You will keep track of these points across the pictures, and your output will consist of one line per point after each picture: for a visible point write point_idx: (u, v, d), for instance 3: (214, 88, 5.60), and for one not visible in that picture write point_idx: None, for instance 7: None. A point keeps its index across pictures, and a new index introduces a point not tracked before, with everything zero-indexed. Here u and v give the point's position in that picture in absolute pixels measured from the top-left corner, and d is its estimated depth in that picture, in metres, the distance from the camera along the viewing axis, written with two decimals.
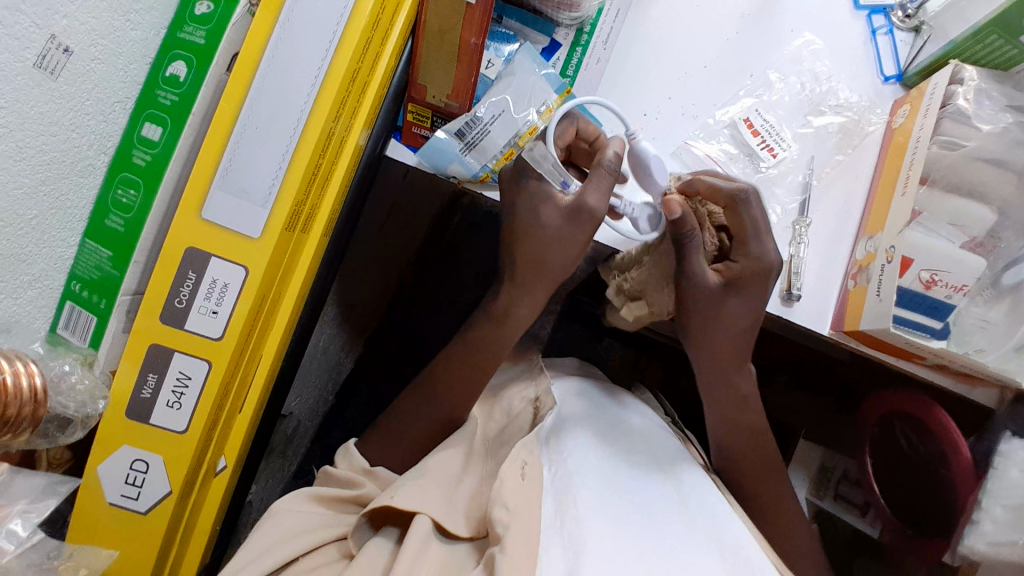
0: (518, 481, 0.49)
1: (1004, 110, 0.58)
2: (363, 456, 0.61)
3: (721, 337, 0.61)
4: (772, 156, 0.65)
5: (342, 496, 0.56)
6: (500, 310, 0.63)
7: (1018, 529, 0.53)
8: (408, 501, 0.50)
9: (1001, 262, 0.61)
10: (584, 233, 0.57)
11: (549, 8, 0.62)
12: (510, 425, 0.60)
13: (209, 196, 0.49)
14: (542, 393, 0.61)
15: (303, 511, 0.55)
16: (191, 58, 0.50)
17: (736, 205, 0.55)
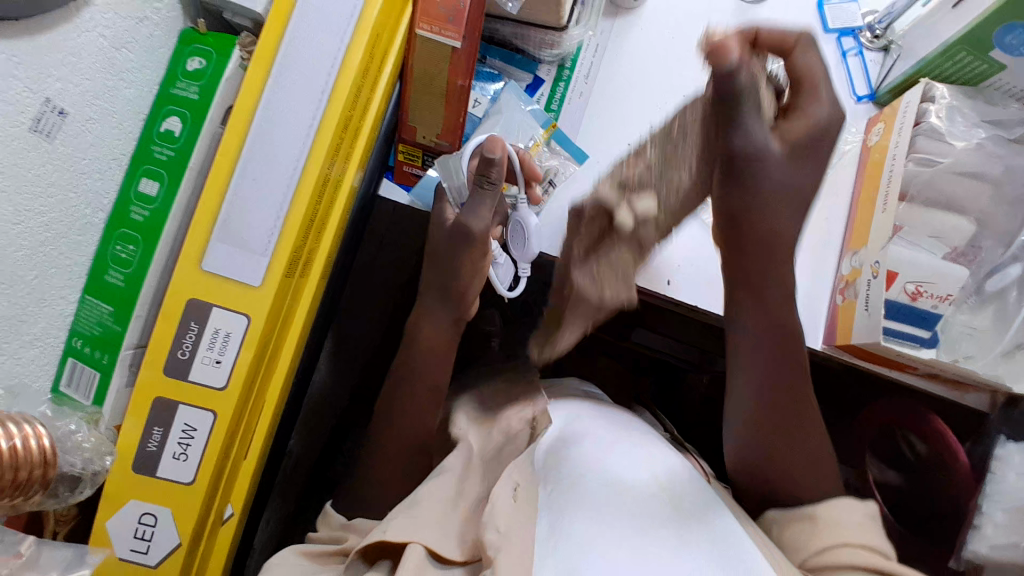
0: (510, 501, 0.49)
1: (977, 125, 0.59)
2: (340, 513, 0.60)
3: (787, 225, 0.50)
4: None
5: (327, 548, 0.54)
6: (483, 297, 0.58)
7: (1019, 532, 0.54)
8: (400, 534, 0.49)
9: (984, 269, 0.63)
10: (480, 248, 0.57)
11: (531, 46, 0.66)
12: (508, 444, 0.60)
13: (208, 249, 0.49)
14: (539, 413, 0.61)
15: (290, 562, 0.53)
16: (185, 113, 0.51)
17: (800, 49, 0.50)
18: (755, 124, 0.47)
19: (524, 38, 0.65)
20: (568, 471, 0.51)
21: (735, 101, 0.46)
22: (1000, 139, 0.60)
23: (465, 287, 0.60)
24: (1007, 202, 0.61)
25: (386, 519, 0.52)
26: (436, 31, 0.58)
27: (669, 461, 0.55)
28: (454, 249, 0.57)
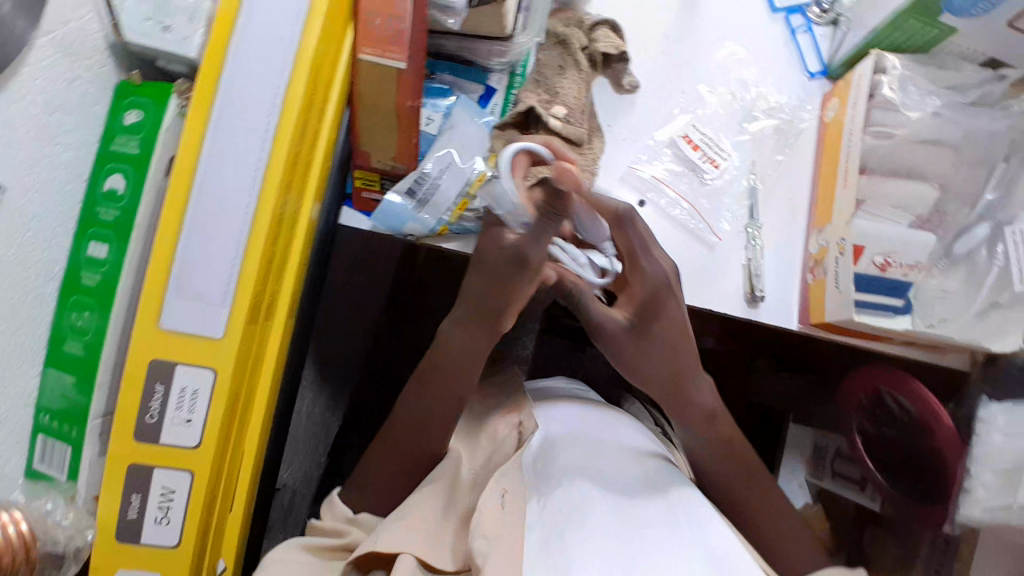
0: (497, 508, 0.49)
1: (930, 94, 0.59)
2: (346, 503, 0.60)
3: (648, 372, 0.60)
4: (715, 167, 0.66)
5: (332, 544, 0.55)
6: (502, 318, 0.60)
7: (1008, 493, 0.54)
8: (389, 543, 0.50)
9: (952, 232, 0.63)
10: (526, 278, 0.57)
11: (479, 56, 0.65)
12: (496, 453, 0.59)
13: (165, 307, 0.48)
14: (525, 415, 0.62)
15: (293, 559, 0.53)
16: (128, 168, 0.50)
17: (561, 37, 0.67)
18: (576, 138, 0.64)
19: (471, 50, 0.64)
20: (555, 476, 0.52)
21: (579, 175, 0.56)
22: (956, 104, 0.60)
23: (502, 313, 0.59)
24: (967, 165, 0.61)
25: (378, 529, 0.52)
26: (379, 54, 0.56)
27: (659, 468, 0.55)
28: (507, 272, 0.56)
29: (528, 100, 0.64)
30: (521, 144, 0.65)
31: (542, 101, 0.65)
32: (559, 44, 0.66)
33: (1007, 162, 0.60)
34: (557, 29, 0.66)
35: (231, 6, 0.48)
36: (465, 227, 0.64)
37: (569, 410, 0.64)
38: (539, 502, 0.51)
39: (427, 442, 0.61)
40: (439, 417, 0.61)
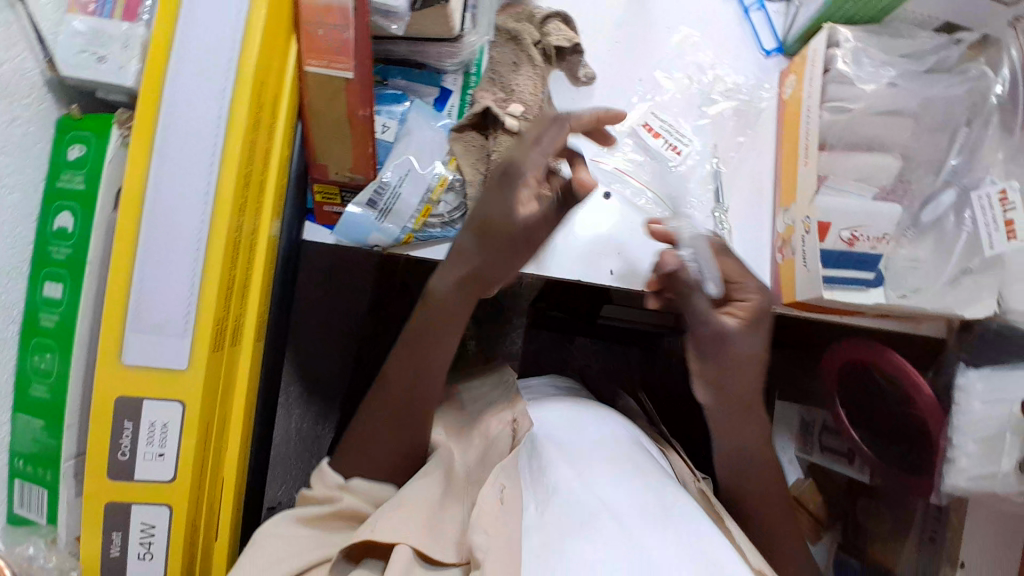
0: (496, 504, 0.50)
1: (884, 66, 0.59)
2: (336, 470, 0.60)
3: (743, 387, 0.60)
4: (676, 154, 0.66)
5: (319, 513, 0.55)
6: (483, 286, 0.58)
7: (990, 461, 0.55)
8: (385, 532, 0.49)
9: (917, 201, 0.63)
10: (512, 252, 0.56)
11: (431, 59, 0.64)
12: (489, 451, 0.59)
13: (125, 342, 0.48)
14: (518, 412, 0.62)
15: (285, 534, 0.53)
16: (75, 206, 0.49)
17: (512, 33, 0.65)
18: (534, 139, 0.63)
19: (422, 54, 0.63)
20: (550, 477, 0.53)
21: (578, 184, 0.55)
22: (911, 73, 0.59)
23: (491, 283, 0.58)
24: (929, 133, 0.61)
25: (375, 516, 0.52)
26: (325, 64, 0.56)
27: (645, 464, 0.56)
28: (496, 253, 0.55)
29: (484, 100, 0.63)
30: (482, 143, 0.64)
31: (498, 100, 0.64)
32: (511, 40, 0.65)
33: (968, 126, 0.60)
34: (507, 25, 0.65)
35: (164, 31, 0.48)
36: (432, 233, 0.63)
37: (562, 408, 0.65)
38: (538, 505, 0.50)
39: (411, 433, 0.59)
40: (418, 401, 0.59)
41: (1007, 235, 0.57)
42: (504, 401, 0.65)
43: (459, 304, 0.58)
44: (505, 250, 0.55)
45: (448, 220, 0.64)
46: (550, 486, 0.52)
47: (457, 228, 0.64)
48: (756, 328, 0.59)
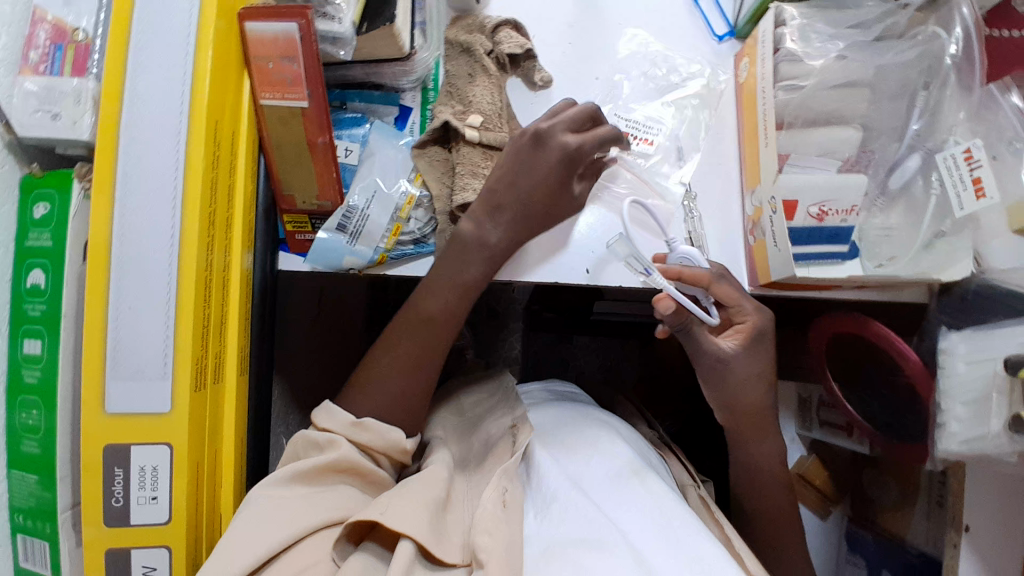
0: (500, 508, 0.51)
1: (831, 39, 0.60)
2: (346, 411, 0.57)
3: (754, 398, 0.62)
4: (648, 144, 0.66)
5: (317, 464, 0.52)
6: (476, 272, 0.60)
7: (980, 423, 0.53)
8: (395, 520, 0.47)
9: (884, 169, 0.62)
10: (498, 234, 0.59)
11: (387, 79, 0.64)
12: (489, 453, 0.61)
13: (107, 392, 0.49)
14: (518, 417, 0.63)
15: (285, 495, 0.50)
16: (46, 263, 0.50)
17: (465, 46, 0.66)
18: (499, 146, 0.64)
19: (378, 75, 0.63)
20: (542, 483, 0.53)
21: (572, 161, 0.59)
22: (860, 44, 0.59)
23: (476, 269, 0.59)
24: (887, 100, 0.60)
25: (386, 498, 0.50)
26: (279, 96, 0.57)
27: (633, 460, 0.56)
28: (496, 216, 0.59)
29: (442, 115, 0.63)
30: (446, 157, 0.65)
31: (456, 113, 0.64)
32: (465, 52, 0.66)
33: (927, 89, 0.60)
34: (460, 37, 0.66)
35: (115, 81, 0.50)
36: (404, 251, 0.64)
37: (559, 411, 0.66)
38: (535, 515, 0.51)
39: (423, 402, 0.60)
40: (428, 361, 0.60)
41: (975, 194, 0.55)
42: (503, 405, 0.67)
43: (487, 255, 0.60)
44: (542, 218, 0.60)
45: (420, 236, 0.64)
46: (548, 497, 0.52)
47: (430, 243, 0.65)
48: (756, 346, 0.61)
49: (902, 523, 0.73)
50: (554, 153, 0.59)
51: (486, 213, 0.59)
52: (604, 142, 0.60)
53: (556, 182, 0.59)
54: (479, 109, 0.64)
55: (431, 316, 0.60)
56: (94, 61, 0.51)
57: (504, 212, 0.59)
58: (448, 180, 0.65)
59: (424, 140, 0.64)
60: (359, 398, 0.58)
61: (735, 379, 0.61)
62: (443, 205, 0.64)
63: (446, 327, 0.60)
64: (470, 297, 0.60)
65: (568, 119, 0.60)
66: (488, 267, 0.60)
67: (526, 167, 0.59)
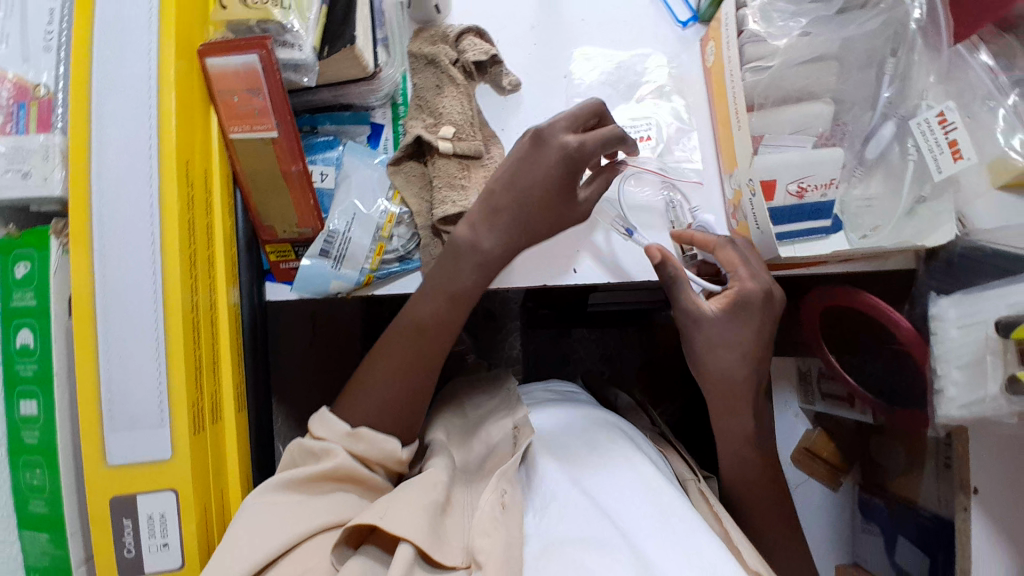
0: (499, 512, 0.51)
1: (793, 18, 0.59)
2: (343, 419, 0.57)
3: (721, 366, 0.61)
4: (649, 140, 0.66)
5: (313, 472, 0.53)
6: (465, 287, 0.59)
7: (976, 386, 0.53)
8: (393, 523, 0.48)
9: (859, 140, 0.62)
10: (498, 241, 0.59)
11: (356, 99, 0.64)
12: (492, 455, 0.61)
13: (106, 445, 0.49)
14: (519, 419, 0.61)
15: (282, 502, 0.51)
16: (33, 323, 0.50)
17: (428, 57, 0.65)
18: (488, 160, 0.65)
19: (346, 97, 0.63)
20: (542, 484, 0.54)
21: (573, 161, 0.58)
22: (824, 18, 0.59)
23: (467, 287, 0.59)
24: (855, 71, 0.60)
25: (386, 503, 0.50)
26: (248, 129, 0.57)
27: (633, 455, 0.56)
28: (492, 222, 0.59)
29: (414, 129, 0.63)
30: (422, 171, 0.65)
31: (428, 127, 0.64)
32: (430, 64, 0.65)
33: (895, 56, 0.59)
34: (423, 49, 0.65)
35: (81, 135, 0.50)
36: (390, 270, 0.63)
37: (562, 412, 0.65)
38: (534, 519, 0.51)
39: (417, 404, 0.59)
40: (421, 367, 0.59)
41: (952, 157, 0.56)
42: (503, 410, 0.65)
43: (478, 261, 0.59)
44: (547, 223, 0.60)
45: (404, 253, 0.64)
46: (547, 501, 0.52)
47: (415, 258, 0.65)
48: (738, 310, 0.59)
49: (912, 487, 0.75)
50: (554, 154, 0.57)
51: (482, 218, 0.59)
52: (610, 142, 0.58)
53: (555, 184, 0.58)
54: (452, 121, 0.63)
55: (422, 323, 0.60)
56: (58, 116, 0.51)
57: (503, 217, 0.59)
58: (427, 193, 0.64)
59: (400, 155, 0.64)
60: (352, 405, 0.58)
61: (716, 340, 0.60)
62: (424, 220, 0.64)
63: (438, 336, 0.60)
64: (462, 306, 0.60)
65: (570, 119, 0.58)
66: (477, 274, 0.59)
67: (527, 168, 0.58)
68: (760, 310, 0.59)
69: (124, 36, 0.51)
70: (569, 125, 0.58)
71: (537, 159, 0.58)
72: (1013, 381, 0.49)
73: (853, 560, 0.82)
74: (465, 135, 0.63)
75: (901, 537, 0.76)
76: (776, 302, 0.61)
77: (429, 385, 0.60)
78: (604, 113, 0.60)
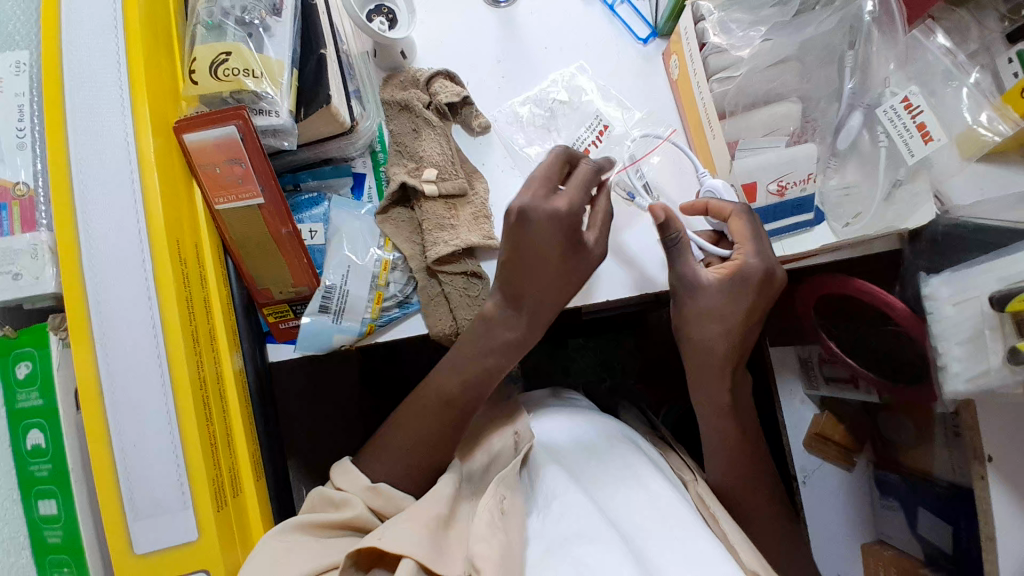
0: (496, 513, 0.51)
1: (752, 27, 0.62)
2: (365, 474, 0.59)
3: (705, 337, 0.62)
4: (606, 128, 0.68)
5: (331, 520, 0.53)
6: (488, 364, 0.62)
7: (980, 359, 0.54)
8: (392, 541, 0.47)
9: (828, 133, 0.63)
10: (523, 315, 0.61)
11: (336, 152, 0.65)
12: (495, 464, 0.61)
13: (132, 534, 0.50)
14: (520, 425, 0.62)
15: (293, 540, 0.51)
16: (43, 422, 0.51)
17: (406, 105, 0.66)
18: (479, 198, 0.65)
19: (326, 152, 0.64)
20: (545, 483, 0.54)
21: (567, 221, 0.56)
22: (781, 23, 0.61)
23: (499, 367, 0.62)
24: (817, 69, 0.62)
25: (385, 526, 0.50)
26: (234, 198, 0.57)
27: (634, 460, 0.57)
28: (513, 301, 0.60)
29: (397, 176, 0.64)
30: (410, 216, 0.65)
31: (411, 171, 0.65)
32: (404, 109, 0.66)
33: (853, 48, 0.60)
34: (395, 96, 0.66)
35: (66, 226, 0.49)
36: (391, 316, 0.63)
37: (561, 419, 0.64)
38: (538, 516, 0.52)
39: (439, 452, 0.61)
40: (448, 418, 0.62)
41: (923, 139, 0.57)
42: (503, 418, 0.65)
43: (508, 341, 0.62)
44: (568, 283, 0.60)
45: (403, 297, 0.63)
46: (550, 502, 0.52)
47: (414, 301, 0.64)
48: (734, 285, 0.59)
49: (924, 459, 0.77)
50: (544, 222, 0.56)
51: (506, 304, 0.61)
52: (587, 181, 0.57)
53: (563, 251, 0.57)
54: (433, 164, 0.64)
55: (448, 395, 0.62)
56: (41, 212, 0.52)
57: (528, 297, 0.60)
58: (417, 233, 0.65)
59: (386, 204, 0.65)
60: (376, 462, 0.61)
61: (708, 310, 0.61)
62: (418, 263, 0.63)
63: (466, 405, 0.62)
64: (492, 379, 0.63)
65: (541, 180, 0.56)
66: (505, 353, 0.62)
67: (525, 242, 0.57)
68: (757, 289, 0.59)
69: (97, 122, 0.51)
70: (535, 188, 0.56)
71: (532, 236, 0.56)
72: (1014, 352, 0.50)
73: (877, 538, 0.83)
74: (450, 176, 0.64)
75: (922, 508, 0.77)
76: (777, 285, 0.60)
77: (457, 431, 0.62)
78: (572, 156, 0.59)
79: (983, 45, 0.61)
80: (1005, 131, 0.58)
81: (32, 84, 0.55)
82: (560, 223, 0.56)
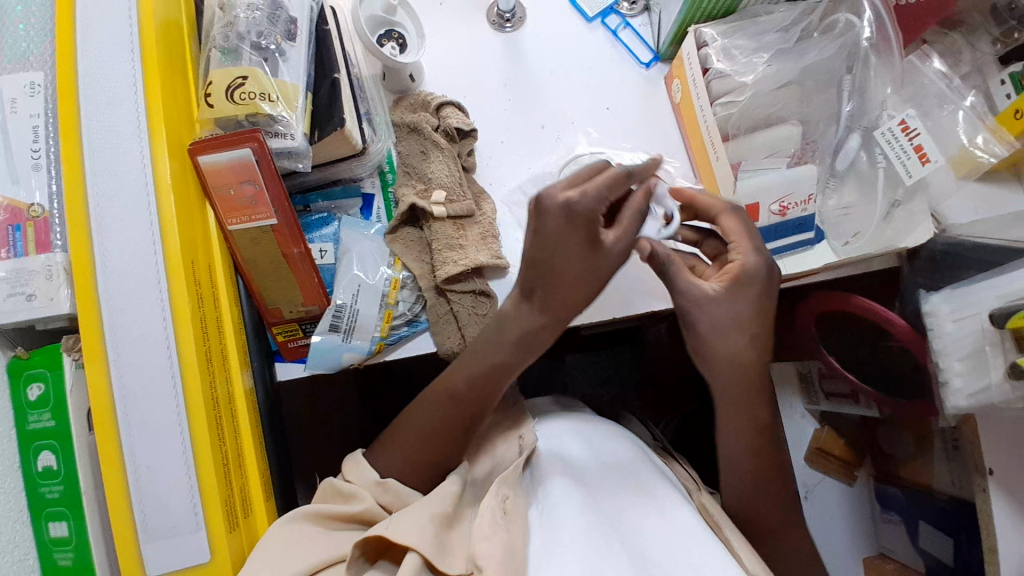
0: (500, 516, 0.50)
1: (754, 54, 0.64)
2: (375, 469, 0.59)
3: (729, 350, 0.58)
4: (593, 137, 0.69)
5: (340, 511, 0.53)
6: (495, 361, 0.59)
7: (981, 374, 0.56)
8: (401, 532, 0.47)
9: (829, 154, 0.65)
10: (538, 311, 0.58)
11: (345, 173, 0.66)
12: (497, 465, 0.62)
13: (144, 553, 0.50)
14: (524, 430, 0.63)
15: (298, 530, 0.51)
16: (56, 445, 0.51)
17: (417, 128, 0.67)
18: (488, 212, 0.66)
19: (335, 174, 0.65)
20: (546, 484, 0.54)
21: (585, 217, 0.51)
22: (784, 49, 0.63)
23: (513, 364, 0.60)
24: (816, 94, 0.64)
25: (395, 515, 0.50)
26: (247, 220, 0.57)
27: (635, 464, 0.56)
28: (523, 295, 0.57)
29: (406, 198, 0.65)
30: (420, 235, 0.66)
31: (420, 193, 0.65)
32: (413, 132, 0.67)
33: (851, 73, 0.63)
34: (405, 118, 0.67)
35: (81, 245, 0.50)
36: (400, 334, 0.64)
37: (561, 424, 0.64)
38: (537, 507, 0.52)
39: (452, 447, 0.60)
40: (455, 428, 0.60)
41: (921, 160, 0.58)
42: (506, 423, 0.66)
43: (518, 339, 0.59)
44: (586, 282, 0.55)
45: (412, 315, 0.64)
46: (550, 493, 0.52)
47: (423, 319, 0.65)
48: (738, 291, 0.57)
49: (925, 472, 0.77)
50: (556, 216, 0.51)
51: (521, 297, 0.58)
52: (618, 183, 0.52)
53: (577, 247, 0.53)
54: (444, 184, 0.65)
55: (457, 392, 0.60)
56: (55, 233, 0.53)
57: (548, 294, 0.56)
58: (427, 253, 0.65)
59: (393, 227, 0.66)
60: (387, 455, 0.60)
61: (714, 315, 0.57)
62: (427, 282, 0.64)
63: (476, 404, 0.60)
64: (499, 379, 0.60)
65: (568, 180, 0.53)
66: (517, 350, 0.59)
67: (540, 235, 0.52)
68: (758, 293, 0.57)
69: (113, 142, 0.51)
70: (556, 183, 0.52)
71: (547, 230, 0.52)
72: (1015, 367, 0.52)
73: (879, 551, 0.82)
74: (460, 197, 0.65)
75: (923, 522, 0.76)
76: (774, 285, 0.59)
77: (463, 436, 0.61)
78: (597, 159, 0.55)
79: (975, 66, 0.63)
80: (1000, 152, 0.59)
81: (47, 105, 0.56)
82: (574, 216, 0.51)
